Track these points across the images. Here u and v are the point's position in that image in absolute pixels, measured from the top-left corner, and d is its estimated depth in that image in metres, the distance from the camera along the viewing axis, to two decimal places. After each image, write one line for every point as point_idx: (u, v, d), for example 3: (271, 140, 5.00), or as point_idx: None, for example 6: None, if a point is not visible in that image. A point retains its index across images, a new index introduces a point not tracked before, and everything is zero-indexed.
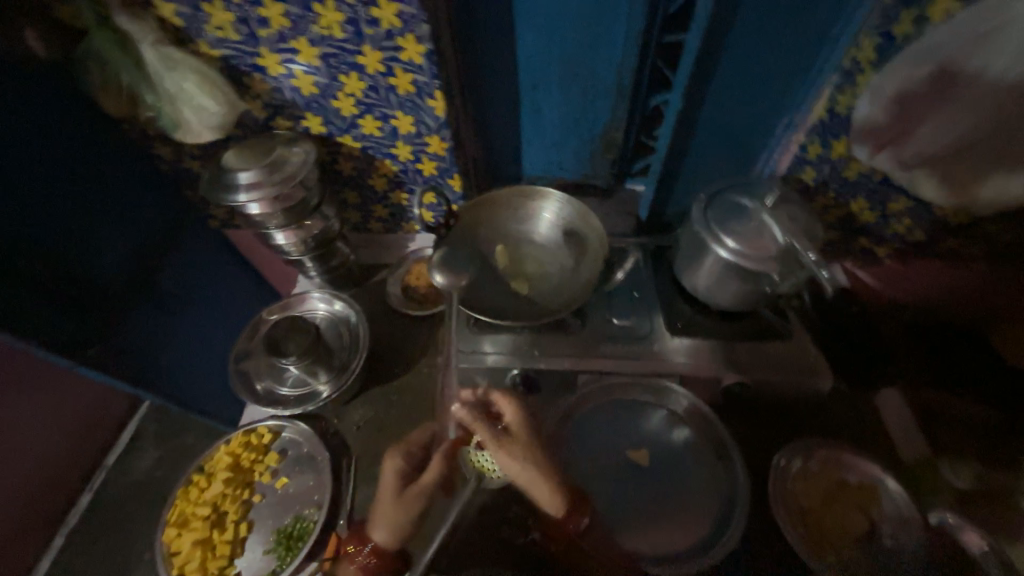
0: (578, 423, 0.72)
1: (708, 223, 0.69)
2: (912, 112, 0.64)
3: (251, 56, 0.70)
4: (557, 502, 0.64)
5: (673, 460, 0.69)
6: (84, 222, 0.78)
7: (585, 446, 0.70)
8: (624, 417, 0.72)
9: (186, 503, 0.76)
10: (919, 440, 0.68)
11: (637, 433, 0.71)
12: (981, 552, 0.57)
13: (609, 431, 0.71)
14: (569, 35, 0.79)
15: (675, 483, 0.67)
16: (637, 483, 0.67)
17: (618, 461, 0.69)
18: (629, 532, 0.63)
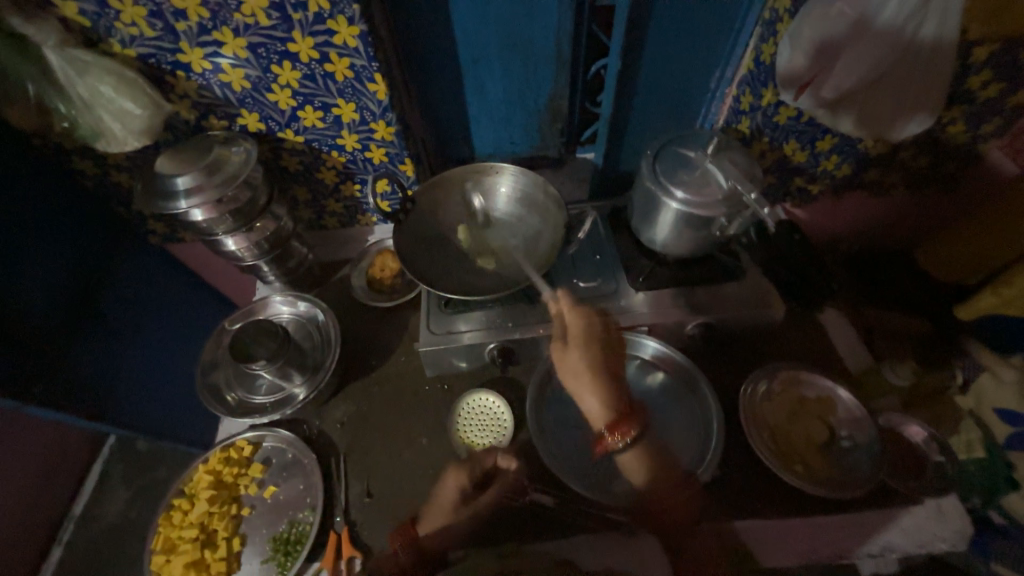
0: (561, 385, 0.77)
1: (658, 177, 0.72)
2: (828, 51, 0.65)
3: (171, 52, 0.66)
4: (606, 416, 0.67)
5: (651, 403, 0.74)
6: (7, 250, 0.72)
7: (571, 403, 0.75)
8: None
9: (170, 529, 0.73)
10: (864, 353, 0.78)
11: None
12: (922, 439, 0.71)
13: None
14: (505, 6, 0.78)
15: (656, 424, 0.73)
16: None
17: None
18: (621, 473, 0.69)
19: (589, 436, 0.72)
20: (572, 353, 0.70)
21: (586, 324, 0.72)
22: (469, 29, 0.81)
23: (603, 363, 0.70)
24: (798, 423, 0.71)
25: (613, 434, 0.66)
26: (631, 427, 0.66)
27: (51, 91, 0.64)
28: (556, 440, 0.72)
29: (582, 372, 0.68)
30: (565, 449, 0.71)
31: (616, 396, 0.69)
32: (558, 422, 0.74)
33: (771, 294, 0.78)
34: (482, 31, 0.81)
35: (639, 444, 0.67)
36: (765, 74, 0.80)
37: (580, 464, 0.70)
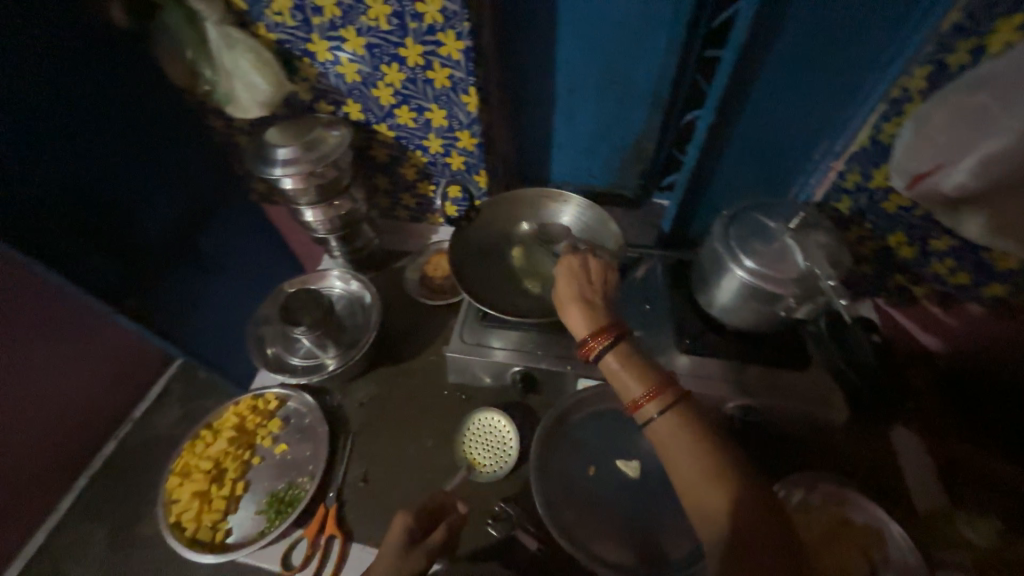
0: (575, 426, 0.73)
1: (728, 241, 0.68)
2: (955, 144, 0.57)
3: (303, 41, 0.75)
4: (588, 323, 0.59)
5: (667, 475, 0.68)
6: (139, 182, 0.85)
7: (580, 449, 0.71)
8: (623, 427, 0.72)
9: (191, 456, 0.80)
10: (936, 492, 0.68)
11: (633, 443, 0.71)
12: None
13: (606, 436, 0.72)
14: (609, 44, 0.79)
15: (666, 499, 0.66)
16: (626, 492, 0.67)
17: (610, 468, 0.69)
18: (611, 538, 0.63)
19: (589, 490, 0.68)
20: (559, 279, 0.64)
21: (574, 255, 0.66)
22: (570, 60, 0.82)
23: (584, 284, 0.62)
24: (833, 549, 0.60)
25: (595, 337, 0.57)
26: (614, 331, 0.57)
27: (203, 58, 0.75)
28: (552, 483, 0.67)
29: (566, 298, 0.62)
30: (560, 495, 0.67)
31: (598, 308, 0.60)
32: (561, 464, 0.70)
33: (833, 393, 0.69)
34: (581, 63, 0.82)
35: (627, 351, 0.56)
36: (879, 154, 0.73)
37: (570, 516, 0.65)
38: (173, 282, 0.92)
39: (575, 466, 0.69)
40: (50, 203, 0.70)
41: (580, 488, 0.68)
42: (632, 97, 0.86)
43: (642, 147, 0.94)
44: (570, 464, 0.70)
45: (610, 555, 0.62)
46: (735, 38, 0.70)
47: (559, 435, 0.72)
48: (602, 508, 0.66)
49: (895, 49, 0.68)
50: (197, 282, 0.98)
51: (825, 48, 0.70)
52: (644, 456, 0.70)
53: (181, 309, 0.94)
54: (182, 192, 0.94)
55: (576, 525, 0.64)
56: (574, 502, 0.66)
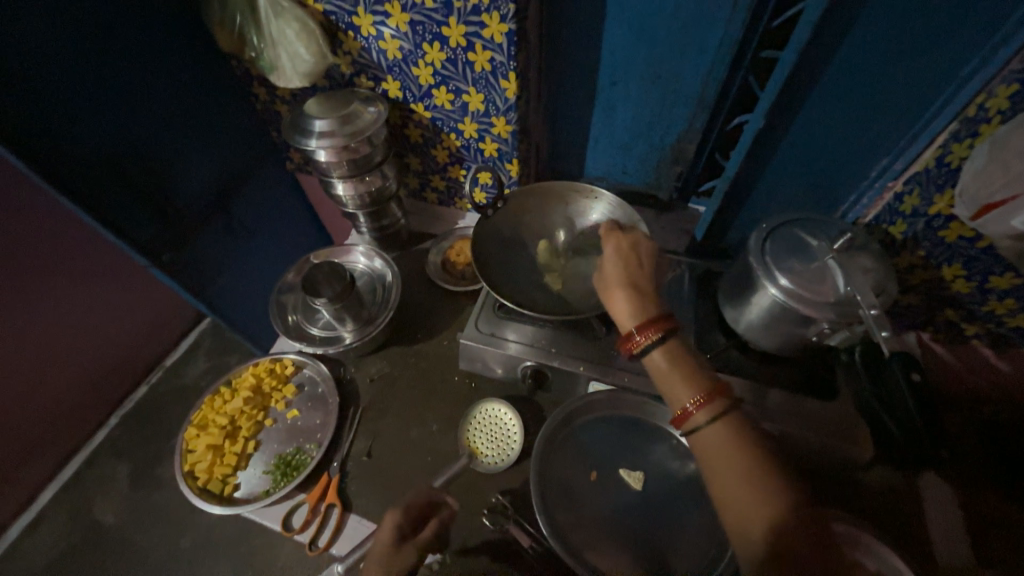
0: (582, 430, 0.71)
1: (764, 256, 0.64)
2: None
3: (348, 14, 0.74)
4: (637, 318, 0.60)
5: (669, 491, 0.66)
6: (181, 143, 0.88)
7: (584, 453, 0.69)
8: (631, 436, 0.71)
9: (209, 410, 0.83)
10: (963, 546, 0.63)
11: (638, 454, 0.69)
12: None
13: (612, 444, 0.70)
14: (659, 37, 0.75)
15: (665, 515, 0.64)
16: (625, 503, 0.65)
17: (611, 476, 0.68)
18: (602, 548, 0.62)
19: (587, 495, 0.66)
20: (609, 270, 0.65)
21: (624, 245, 0.67)
22: (616, 51, 0.79)
23: (634, 277, 0.63)
24: None
25: (643, 333, 0.57)
26: (662, 329, 0.58)
27: (251, 25, 0.76)
28: (551, 485, 0.66)
29: (616, 290, 0.62)
30: (557, 497, 0.65)
31: (647, 303, 0.61)
32: (563, 465, 0.68)
33: (861, 428, 0.65)
34: (628, 54, 0.79)
35: (676, 348, 0.58)
36: (946, 177, 0.68)
37: (564, 520, 0.64)
38: (207, 243, 0.95)
39: (576, 469, 0.68)
40: (99, 159, 0.73)
41: (578, 492, 0.66)
42: (677, 95, 0.82)
43: (683, 148, 0.91)
44: (571, 467, 0.68)
45: (599, 564, 0.61)
46: (796, 39, 0.65)
47: (564, 436, 0.70)
48: (597, 516, 0.65)
49: (977, 63, 0.62)
50: (230, 245, 1.02)
51: (898, 56, 0.64)
52: (648, 468, 0.68)
53: (213, 269, 0.98)
54: (222, 157, 0.97)
55: (569, 530, 0.63)
56: (570, 506, 0.65)
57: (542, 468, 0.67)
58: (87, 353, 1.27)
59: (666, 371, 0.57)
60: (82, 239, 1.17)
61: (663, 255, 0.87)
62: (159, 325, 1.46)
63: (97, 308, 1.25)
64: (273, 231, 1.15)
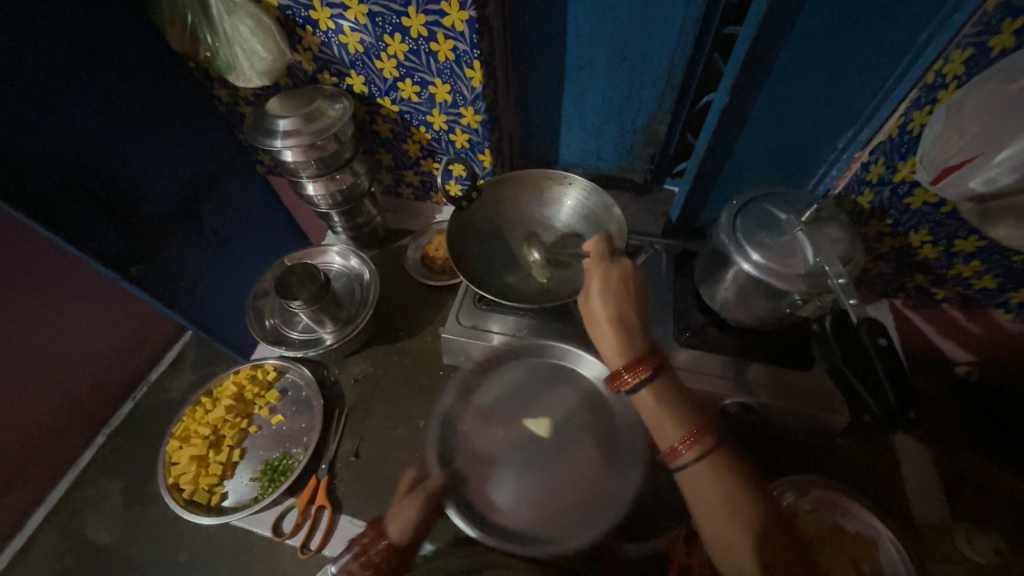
0: (480, 393, 0.77)
1: (734, 232, 0.65)
2: (988, 139, 0.53)
3: (304, 8, 0.72)
4: (625, 354, 0.58)
5: (574, 429, 0.72)
6: (143, 150, 0.85)
7: (490, 417, 0.75)
8: (533, 389, 0.76)
9: (191, 421, 0.82)
10: (938, 503, 0.66)
11: (542, 403, 0.75)
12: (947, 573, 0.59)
13: (514, 400, 0.76)
14: (622, 18, 0.75)
15: (573, 451, 0.70)
16: (535, 447, 0.71)
17: (521, 431, 0.73)
18: (528, 499, 0.67)
19: (489, 459, 0.70)
20: (594, 302, 0.63)
21: (609, 279, 0.64)
22: (581, 35, 0.79)
23: (623, 309, 0.61)
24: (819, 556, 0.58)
25: (631, 372, 0.57)
26: (652, 366, 0.57)
27: (204, 24, 0.74)
28: (460, 457, 0.70)
29: (604, 324, 0.61)
30: (466, 468, 0.70)
31: (635, 338, 0.60)
32: (468, 435, 0.73)
33: (837, 395, 0.67)
34: (593, 37, 0.78)
35: (665, 384, 0.57)
36: (908, 145, 0.69)
37: (473, 491, 0.67)
38: (179, 252, 0.93)
39: (484, 432, 0.73)
40: (54, 172, 0.71)
41: (490, 454, 0.71)
42: (645, 76, 0.82)
43: (654, 130, 0.91)
44: (476, 432, 0.73)
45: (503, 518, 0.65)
46: (756, 11, 0.65)
47: (466, 406, 0.76)
48: (514, 470, 0.69)
49: (932, 29, 0.62)
50: (204, 253, 1.00)
51: (858, 27, 0.65)
52: (552, 412, 0.74)
53: (187, 278, 0.96)
54: (189, 162, 0.95)
55: (489, 495, 0.67)
56: (477, 476, 0.69)
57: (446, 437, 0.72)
58: (65, 373, 1.24)
59: (656, 410, 0.56)
60: (48, 256, 1.14)
61: (638, 239, 0.88)
62: (139, 338, 1.43)
63: (70, 325, 1.23)
64: (249, 235, 1.13)
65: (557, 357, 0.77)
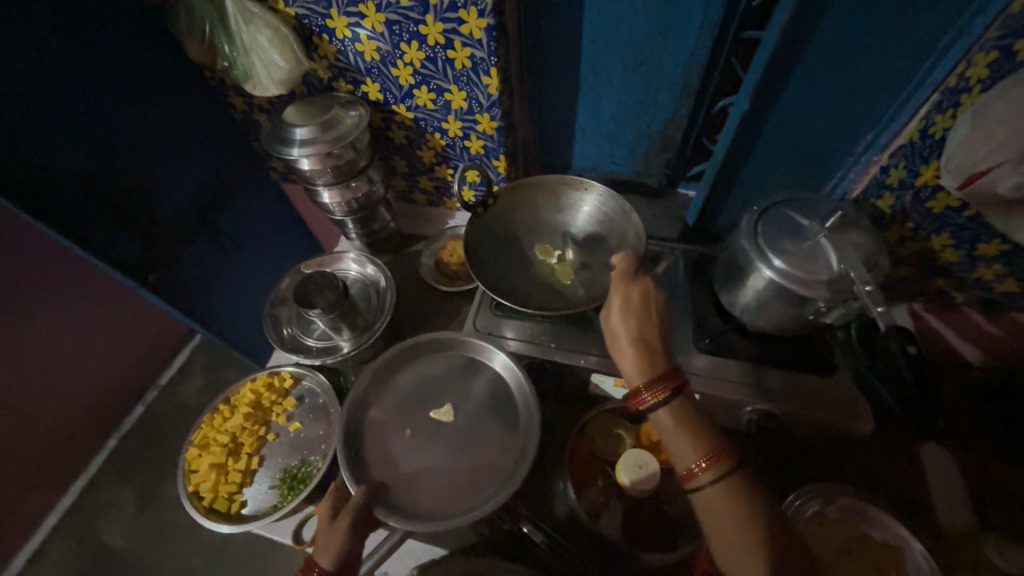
0: (390, 391, 0.76)
1: (756, 238, 0.64)
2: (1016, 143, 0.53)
3: (321, 17, 0.73)
4: (643, 374, 0.57)
5: (479, 414, 0.73)
6: (159, 158, 0.85)
7: (396, 413, 0.73)
8: (438, 380, 0.76)
9: (209, 428, 0.82)
10: (964, 511, 0.65)
11: (448, 394, 0.75)
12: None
13: (420, 396, 0.75)
14: (639, 23, 0.75)
15: (483, 438, 0.70)
16: (441, 438, 0.71)
17: (423, 425, 0.72)
18: (437, 491, 0.66)
19: (407, 454, 0.69)
20: (615, 320, 0.62)
21: (631, 295, 0.63)
22: (596, 41, 0.79)
23: (644, 328, 0.60)
24: (845, 563, 0.58)
25: (650, 391, 0.56)
26: (671, 387, 0.56)
27: (222, 34, 0.75)
28: (376, 465, 0.68)
29: (624, 342, 0.60)
30: (384, 477, 0.67)
31: (655, 357, 0.59)
32: (380, 436, 0.71)
33: (860, 401, 0.66)
34: (610, 43, 0.78)
35: (683, 405, 0.56)
36: (930, 149, 0.68)
37: (399, 492, 0.65)
38: (194, 259, 0.94)
39: (393, 431, 0.71)
40: (74, 181, 0.71)
41: (404, 456, 0.69)
42: (661, 81, 0.82)
43: (670, 134, 0.91)
44: (386, 432, 0.71)
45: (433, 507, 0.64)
46: (779, 16, 0.65)
47: (372, 407, 0.73)
48: (426, 467, 0.68)
49: (955, 33, 0.62)
50: (218, 260, 1.00)
51: (881, 31, 0.64)
52: (457, 400, 0.74)
53: (202, 285, 0.96)
54: (204, 169, 0.95)
55: (406, 497, 0.65)
56: (400, 476, 0.67)
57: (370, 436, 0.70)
58: (79, 378, 1.25)
59: (675, 431, 0.55)
60: (64, 263, 1.15)
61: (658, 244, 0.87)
62: (152, 343, 1.44)
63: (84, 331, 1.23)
64: (263, 241, 1.14)
65: (462, 349, 0.78)
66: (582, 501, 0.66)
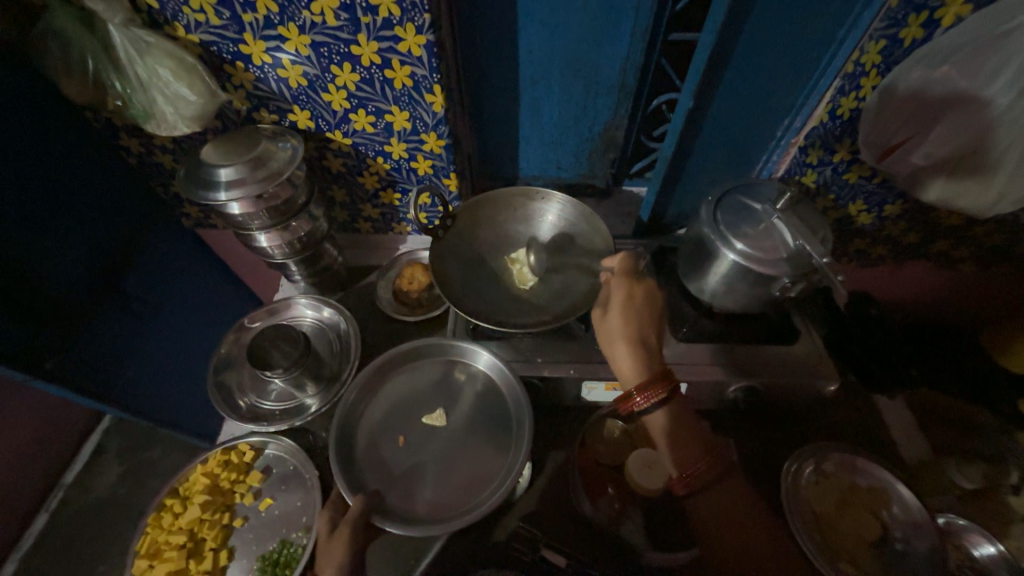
0: (377, 401, 0.69)
1: (717, 224, 0.67)
2: (927, 113, 0.62)
3: (233, 43, 0.66)
4: (638, 376, 0.59)
5: (474, 413, 0.68)
6: (39, 219, 0.70)
7: (384, 423, 0.67)
8: (427, 383, 0.71)
9: (159, 531, 0.69)
10: (921, 442, 0.73)
11: (438, 397, 0.70)
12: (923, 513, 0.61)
13: (410, 402, 0.69)
14: (572, 30, 0.76)
15: (481, 434, 0.66)
16: (436, 441, 0.66)
17: (415, 430, 0.67)
18: (436, 493, 0.61)
19: (402, 462, 0.64)
20: (612, 319, 0.63)
21: (627, 294, 0.65)
22: (533, 50, 0.79)
23: (643, 329, 0.62)
24: (845, 516, 0.63)
25: (642, 394, 0.57)
26: (663, 391, 0.57)
27: (111, 70, 0.66)
28: (369, 475, 0.62)
29: (620, 343, 0.61)
30: (379, 485, 0.62)
31: (650, 358, 0.60)
32: (369, 449, 0.65)
33: (823, 361, 0.71)
34: (545, 51, 0.79)
35: (675, 409, 0.58)
36: (840, 128, 0.76)
37: (395, 499, 0.61)
38: (101, 333, 0.79)
39: (383, 441, 0.66)
40: None
41: (398, 463, 0.64)
42: (598, 85, 0.84)
43: (611, 135, 0.94)
44: (375, 443, 0.65)
45: (433, 507, 0.60)
46: (712, 17, 0.68)
47: (359, 421, 0.67)
48: (423, 470, 0.63)
49: (848, 25, 0.70)
50: (134, 328, 0.86)
51: (792, 29, 0.71)
52: (449, 402, 0.69)
53: (118, 361, 0.82)
54: (100, 225, 0.80)
55: (402, 502, 0.60)
56: (397, 485, 0.62)
57: (358, 452, 0.64)
58: None
59: (668, 436, 0.57)
60: None
61: (629, 242, 0.90)
62: (49, 436, 1.20)
63: None
64: (185, 296, 0.99)
65: (451, 352, 0.73)
66: (598, 512, 0.64)
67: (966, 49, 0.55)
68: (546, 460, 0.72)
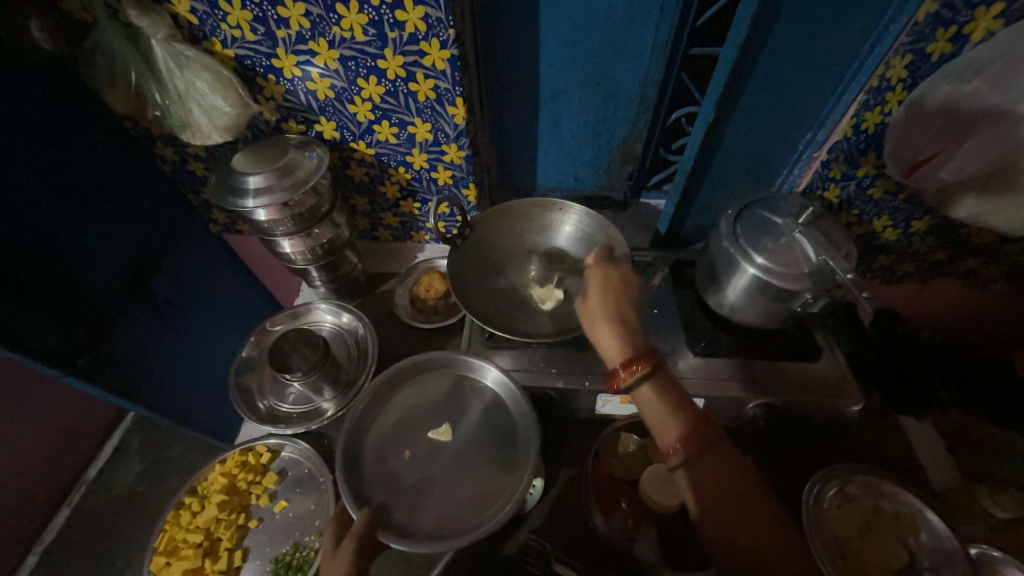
0: (386, 412, 0.70)
1: (736, 237, 0.66)
2: (956, 129, 0.60)
3: (266, 57, 0.69)
4: (621, 351, 0.59)
5: (482, 427, 0.68)
6: (77, 222, 0.74)
7: (391, 435, 0.68)
8: (436, 396, 0.71)
9: (176, 529, 0.70)
10: (950, 467, 0.70)
11: (447, 409, 0.70)
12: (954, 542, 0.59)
13: (417, 414, 0.70)
14: (593, 44, 0.77)
15: (489, 447, 0.66)
16: (443, 456, 0.66)
17: (422, 444, 0.67)
18: (441, 508, 0.61)
19: (409, 475, 0.64)
20: (593, 301, 0.63)
21: (608, 276, 0.66)
22: (554, 64, 0.80)
23: (622, 309, 0.62)
24: (871, 541, 0.60)
25: (626, 368, 0.56)
26: (647, 364, 0.57)
27: (152, 82, 0.69)
28: (375, 487, 0.63)
29: (601, 322, 0.61)
30: (385, 497, 0.62)
31: (632, 333, 0.60)
32: (376, 460, 0.65)
33: (847, 380, 0.70)
34: (566, 65, 0.80)
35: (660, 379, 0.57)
36: (865, 143, 0.75)
37: (401, 513, 0.61)
38: (130, 332, 0.82)
39: (390, 453, 0.66)
40: None
41: (405, 476, 0.64)
42: (618, 98, 0.85)
43: (630, 148, 0.94)
44: (382, 455, 0.66)
45: (439, 521, 0.60)
46: (734, 31, 0.69)
47: (366, 432, 0.67)
48: (429, 485, 0.63)
49: (873, 39, 0.70)
50: (160, 329, 0.89)
51: (814, 43, 0.70)
52: (456, 416, 0.69)
53: (143, 360, 0.84)
54: (134, 229, 0.84)
55: (407, 516, 0.60)
56: (404, 498, 0.62)
57: (369, 462, 0.65)
58: None
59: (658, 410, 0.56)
60: None
61: (646, 254, 0.90)
62: (74, 432, 1.24)
63: None
64: (210, 299, 1.02)
65: (460, 365, 0.73)
66: (611, 528, 0.63)
67: (998, 63, 0.55)
68: (558, 472, 0.71)
